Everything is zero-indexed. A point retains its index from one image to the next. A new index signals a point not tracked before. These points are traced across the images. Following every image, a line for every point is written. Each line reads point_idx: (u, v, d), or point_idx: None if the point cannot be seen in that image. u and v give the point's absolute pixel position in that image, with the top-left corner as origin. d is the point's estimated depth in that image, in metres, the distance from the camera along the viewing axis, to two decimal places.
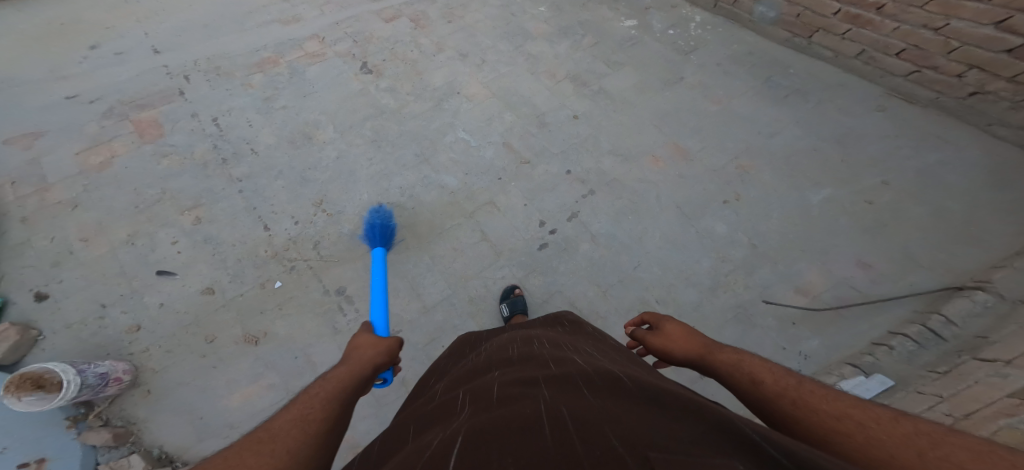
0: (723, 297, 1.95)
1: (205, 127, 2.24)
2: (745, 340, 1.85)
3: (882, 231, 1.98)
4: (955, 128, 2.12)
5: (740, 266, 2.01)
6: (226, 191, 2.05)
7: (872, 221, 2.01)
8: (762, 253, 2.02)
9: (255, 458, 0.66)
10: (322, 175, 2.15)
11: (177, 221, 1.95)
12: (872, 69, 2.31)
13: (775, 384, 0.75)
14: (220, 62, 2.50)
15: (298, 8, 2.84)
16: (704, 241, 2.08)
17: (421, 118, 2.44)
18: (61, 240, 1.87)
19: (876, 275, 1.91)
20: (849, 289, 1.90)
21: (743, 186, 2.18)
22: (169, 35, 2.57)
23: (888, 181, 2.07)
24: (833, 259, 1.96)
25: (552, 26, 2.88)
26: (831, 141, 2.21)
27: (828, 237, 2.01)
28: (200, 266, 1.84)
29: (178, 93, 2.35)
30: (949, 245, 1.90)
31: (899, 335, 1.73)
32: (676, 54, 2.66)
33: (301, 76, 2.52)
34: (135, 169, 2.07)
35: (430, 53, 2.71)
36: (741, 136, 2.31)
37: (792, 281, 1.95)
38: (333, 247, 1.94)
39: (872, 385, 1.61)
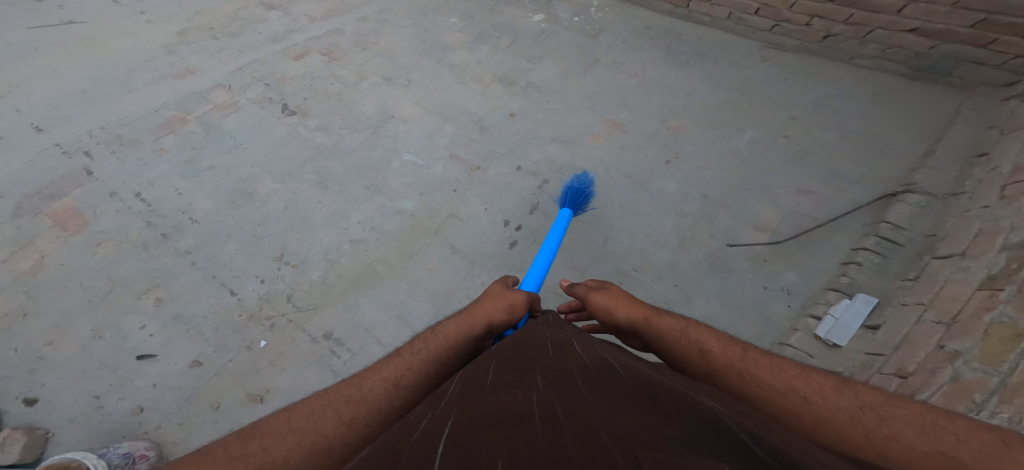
0: (694, 251, 2.03)
1: (130, 205, 2.12)
2: (727, 285, 1.94)
3: (807, 158, 2.18)
4: (826, 65, 2.42)
5: (699, 218, 2.11)
6: (179, 265, 1.97)
7: (794, 151, 2.21)
8: (714, 201, 2.14)
9: (334, 417, 0.69)
10: (277, 228, 2.11)
11: (139, 306, 1.86)
12: (742, 29, 2.63)
13: (721, 356, 0.80)
14: (121, 130, 2.37)
15: (192, 57, 2.73)
16: (660, 202, 2.18)
17: (361, 149, 2.42)
18: (25, 348, 1.76)
19: (819, 198, 2.07)
20: (801, 217, 2.03)
21: (678, 144, 2.33)
22: (45, 110, 2.41)
23: (794, 116, 2.31)
24: (777, 192, 2.12)
25: (467, 35, 2.95)
26: (737, 92, 2.43)
27: (765, 174, 2.18)
28: (181, 344, 1.79)
29: (87, 172, 2.21)
30: (866, 160, 2.12)
31: (861, 250, 1.88)
32: (587, 38, 2.84)
33: (218, 130, 2.44)
34: (72, 264, 1.95)
35: (353, 83, 2.70)
36: (660, 101, 2.50)
37: (748, 221, 2.07)
38: (308, 297, 1.93)
39: (860, 305, 1.72)
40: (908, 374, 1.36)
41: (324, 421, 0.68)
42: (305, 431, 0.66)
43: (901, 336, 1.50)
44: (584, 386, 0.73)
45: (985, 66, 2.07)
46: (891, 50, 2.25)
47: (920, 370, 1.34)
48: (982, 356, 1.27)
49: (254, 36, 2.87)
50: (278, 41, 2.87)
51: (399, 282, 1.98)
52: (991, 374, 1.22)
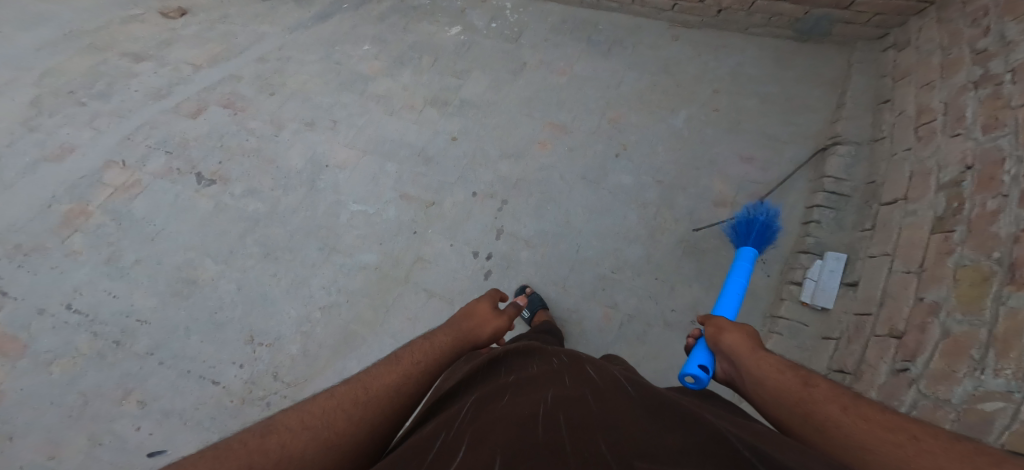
0: (664, 239, 2.09)
1: (67, 319, 2.05)
2: (702, 266, 2.02)
3: (740, 127, 2.25)
4: (727, 37, 2.48)
5: (660, 204, 2.15)
6: (146, 367, 1.97)
7: (727, 122, 2.27)
8: (670, 185, 2.18)
9: (345, 416, 0.76)
10: (234, 311, 2.07)
11: (123, 412, 1.89)
12: (647, 10, 2.60)
13: (828, 390, 0.75)
14: (17, 237, 2.23)
15: (65, 132, 2.52)
16: (619, 196, 2.20)
17: (302, 210, 2.29)
18: (31, 465, 1.79)
19: (761, 164, 2.15)
20: (752, 185, 2.11)
21: (622, 134, 2.33)
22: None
23: (717, 89, 2.36)
24: (724, 165, 2.18)
25: (385, 60, 2.72)
26: (660, 72, 2.46)
27: (706, 149, 2.23)
28: (184, 435, 1.85)
29: (2, 294, 2.09)
30: (788, 123, 2.21)
31: (816, 208, 1.93)
32: (508, 41, 2.70)
33: (130, 217, 2.28)
34: (31, 388, 1.92)
35: (271, 134, 2.46)
36: (594, 93, 2.47)
37: (706, 197, 2.13)
38: (293, 370, 1.96)
39: (832, 264, 1.76)
40: (901, 333, 1.36)
41: (335, 420, 0.76)
42: (319, 426, 0.74)
43: (881, 293, 1.53)
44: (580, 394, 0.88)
45: (855, 23, 2.23)
46: (775, 18, 2.33)
47: (911, 327, 1.34)
48: (961, 305, 1.23)
49: (132, 95, 2.64)
50: (161, 98, 2.63)
51: (381, 337, 2.00)
52: (977, 324, 1.16)
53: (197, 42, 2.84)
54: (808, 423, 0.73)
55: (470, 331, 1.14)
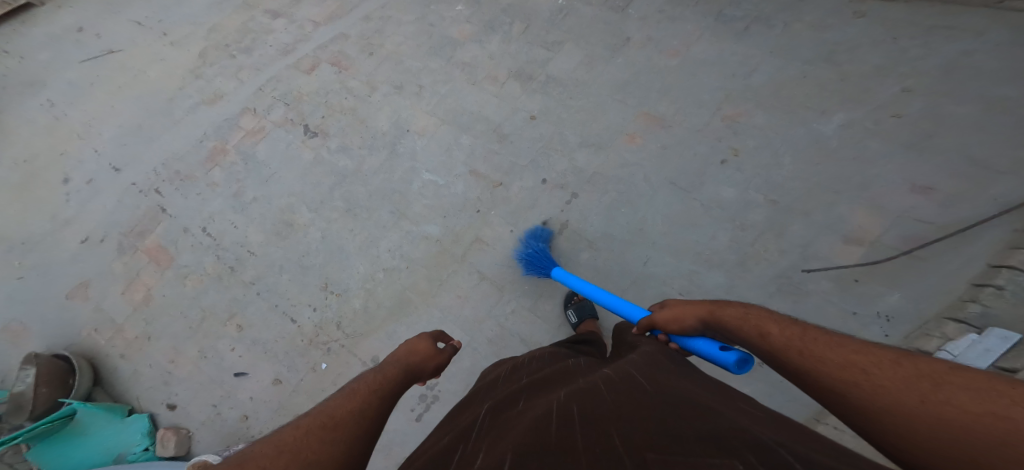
0: (757, 270, 1.66)
1: (200, 240, 2.02)
2: (801, 313, 1.59)
3: (928, 143, 1.66)
4: (963, 13, 1.79)
5: (765, 230, 1.70)
6: (248, 295, 1.91)
7: (910, 135, 1.68)
8: (786, 208, 1.71)
9: (315, 447, 0.73)
10: (317, 258, 1.92)
11: (225, 333, 1.88)
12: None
13: (782, 336, 0.77)
14: (177, 166, 2.16)
15: (215, 80, 2.31)
16: (714, 212, 1.77)
17: (382, 172, 2.03)
18: (157, 366, 1.89)
19: (943, 197, 1.58)
20: (916, 224, 1.57)
21: (736, 138, 1.85)
22: (115, 148, 2.24)
23: (910, 87, 1.74)
24: (880, 193, 1.65)
25: (477, 24, 2.24)
26: (820, 62, 1.88)
27: (861, 168, 1.69)
28: (264, 364, 1.82)
29: (161, 210, 2.09)
30: (1015, 146, 1.57)
31: (1005, 268, 1.39)
32: (614, 11, 2.15)
33: (254, 160, 2.12)
34: (170, 297, 1.96)
35: (365, 95, 2.18)
36: (712, 81, 1.96)
37: (835, 230, 1.64)
38: (354, 323, 1.81)
39: (992, 343, 1.25)
40: None
41: (308, 449, 0.72)
42: (290, 454, 0.71)
43: None
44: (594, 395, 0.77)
45: None
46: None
47: None
48: None
49: (264, 51, 2.34)
50: (286, 53, 2.32)
51: (431, 311, 1.80)
52: None
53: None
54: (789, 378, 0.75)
55: (415, 367, 0.97)
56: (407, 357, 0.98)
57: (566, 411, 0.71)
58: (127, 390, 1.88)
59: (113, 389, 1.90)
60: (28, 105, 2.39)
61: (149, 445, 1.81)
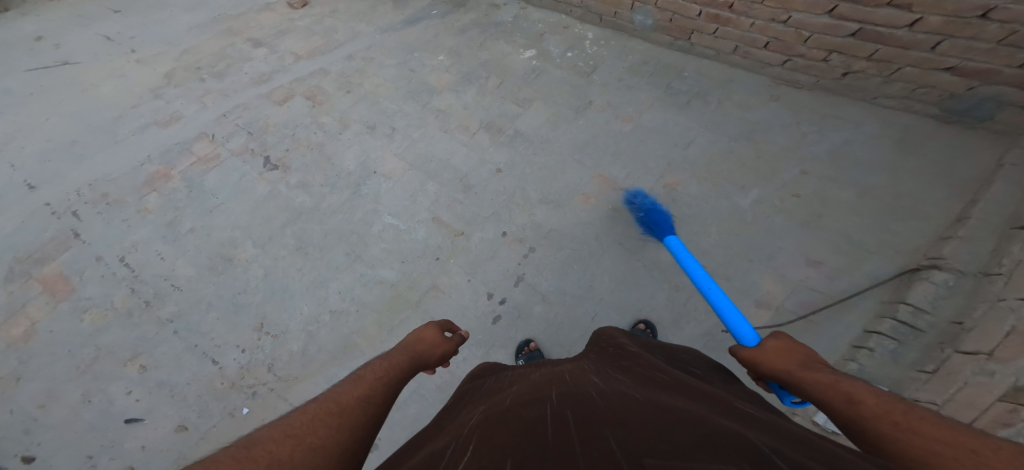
0: (689, 328, 1.75)
1: (113, 271, 1.78)
2: None
3: (819, 222, 1.87)
4: (845, 106, 2.08)
5: (695, 291, 1.81)
6: (161, 334, 1.67)
7: (803, 214, 1.89)
8: (713, 272, 1.83)
9: (320, 431, 0.79)
10: (254, 296, 1.76)
11: (122, 374, 1.60)
12: (750, 63, 2.25)
13: (877, 406, 0.77)
14: (107, 187, 1.96)
15: (174, 102, 2.19)
16: (654, 273, 1.85)
17: (341, 212, 1.92)
18: (20, 411, 1.55)
19: (829, 271, 1.77)
20: (808, 293, 1.75)
21: (675, 205, 1.98)
22: (36, 162, 2.03)
23: (807, 170, 1.98)
24: (783, 263, 1.81)
25: (455, 74, 2.26)
26: (741, 139, 2.11)
27: (770, 241, 1.87)
28: (166, 409, 1.55)
29: (74, 235, 1.84)
30: (881, 230, 1.81)
31: (875, 334, 1.60)
32: (580, 76, 2.29)
33: (201, 187, 1.97)
34: (60, 331, 1.66)
35: (336, 131, 2.09)
36: (656, 149, 2.12)
37: (749, 294, 1.78)
38: (289, 366, 1.64)
39: None
40: None
41: (317, 431, 0.79)
42: (301, 437, 0.77)
43: None
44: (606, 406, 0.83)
45: None
46: (922, 90, 1.90)
47: None
48: None
49: (238, 78, 2.27)
50: (261, 82, 2.25)
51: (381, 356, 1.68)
52: None
53: (302, 33, 2.45)
54: (870, 439, 0.76)
55: (421, 354, 1.09)
56: (416, 345, 1.10)
57: (558, 409, 0.85)
58: None
59: None
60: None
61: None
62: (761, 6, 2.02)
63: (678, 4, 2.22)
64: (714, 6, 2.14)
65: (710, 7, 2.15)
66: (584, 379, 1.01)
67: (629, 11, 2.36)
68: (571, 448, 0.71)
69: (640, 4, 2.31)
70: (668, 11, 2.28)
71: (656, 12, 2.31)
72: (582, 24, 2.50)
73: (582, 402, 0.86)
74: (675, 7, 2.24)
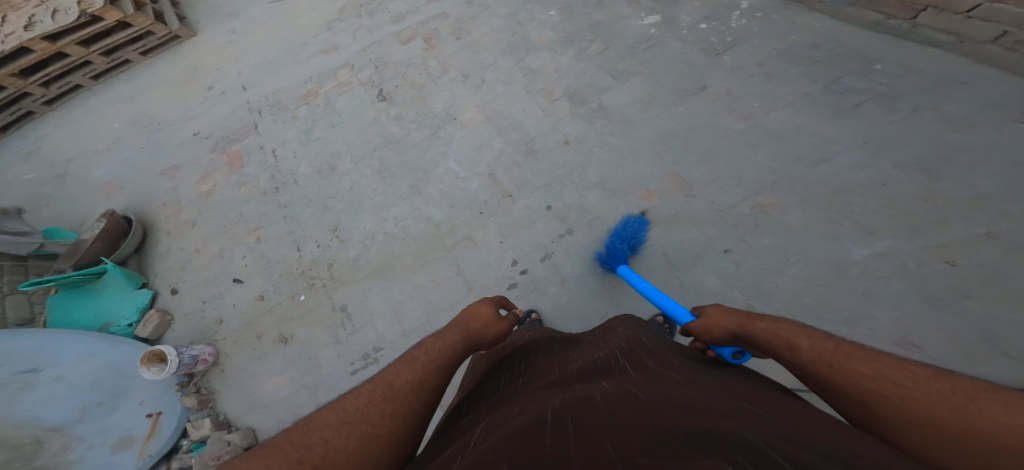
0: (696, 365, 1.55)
1: (266, 159, 2.34)
2: None
3: (961, 303, 1.44)
4: None
5: None
6: (275, 216, 2.21)
7: (943, 287, 1.47)
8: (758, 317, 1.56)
9: (377, 414, 0.92)
10: (339, 203, 2.14)
11: (245, 240, 2.20)
12: (1017, 59, 1.62)
13: (810, 350, 0.83)
14: (281, 96, 2.47)
15: (339, 34, 2.54)
16: (687, 296, 1.65)
17: (419, 148, 2.11)
18: (183, 252, 2.25)
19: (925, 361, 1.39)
20: None
21: (755, 230, 1.68)
22: (252, 71, 2.58)
23: (995, 232, 1.49)
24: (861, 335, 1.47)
25: (559, 34, 2.17)
26: (916, 170, 1.63)
27: (864, 304, 1.51)
28: (257, 279, 2.11)
29: (254, 127, 2.43)
30: None
31: None
32: (704, 54, 1.98)
33: (332, 107, 2.34)
34: (224, 197, 2.32)
35: (435, 75, 2.24)
36: (764, 159, 1.77)
37: None
38: (342, 269, 2.02)
39: None
40: None
41: (373, 417, 0.91)
42: (355, 424, 0.89)
43: None
44: (629, 400, 0.87)
45: None
46: None
47: None
48: None
49: (383, 16, 2.52)
50: (397, 22, 2.46)
51: (406, 283, 1.92)
52: None
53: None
54: (815, 388, 0.82)
55: (474, 333, 1.21)
56: (470, 324, 1.22)
57: (554, 382, 1.01)
58: (150, 268, 2.25)
59: (143, 260, 2.27)
60: (219, 29, 2.77)
61: (134, 322, 2.11)
62: None
63: None
64: None
65: None
66: (566, 373, 1.05)
67: None
68: (568, 440, 0.76)
69: None
70: None
71: None
72: None
73: (571, 377, 1.02)
74: None
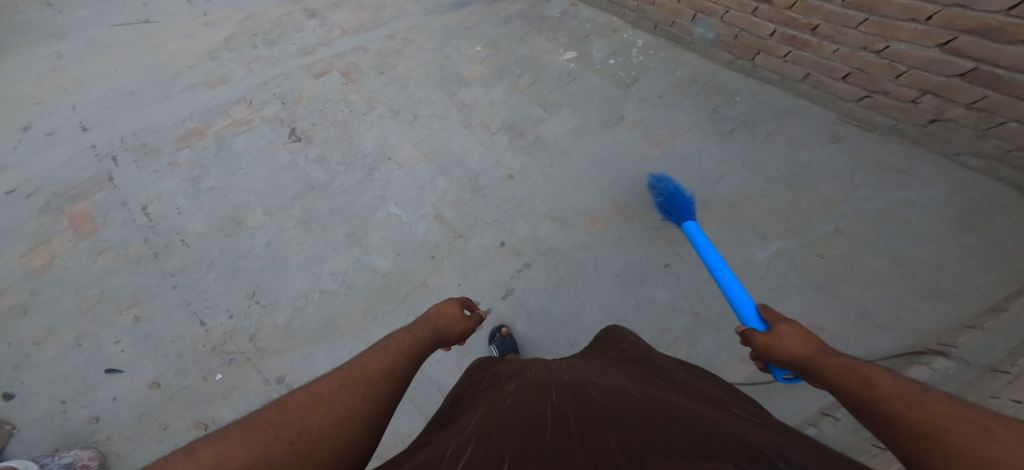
0: None
1: (134, 218, 1.89)
2: None
3: (837, 287, 1.74)
4: (916, 155, 1.84)
5: (682, 338, 1.72)
6: (160, 287, 1.77)
7: (823, 277, 1.76)
8: (705, 321, 1.73)
9: (351, 398, 0.82)
10: (254, 263, 1.83)
11: (118, 321, 1.72)
12: (819, 94, 1.99)
13: (888, 388, 0.74)
14: (148, 137, 2.07)
15: (227, 65, 2.27)
16: (644, 312, 1.77)
17: (350, 192, 1.96)
18: (16, 345, 1.67)
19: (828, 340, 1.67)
20: None
21: (685, 244, 1.86)
22: (96, 105, 2.15)
23: (842, 228, 1.81)
24: None
25: (488, 67, 2.25)
26: (780, 183, 1.93)
27: (775, 298, 1.77)
28: (146, 363, 1.65)
29: (108, 178, 1.96)
30: (900, 305, 1.66)
31: None
32: (618, 87, 2.19)
33: (229, 148, 2.05)
34: (76, 268, 1.80)
35: (361, 111, 2.14)
36: (680, 181, 1.98)
37: (736, 347, 1.68)
38: (270, 337, 1.70)
39: None
40: None
41: (344, 402, 0.81)
42: (331, 405, 0.79)
43: None
44: (619, 395, 0.88)
45: None
46: (1018, 153, 1.63)
47: None
48: None
49: (286, 47, 2.34)
50: (305, 53, 2.31)
51: (357, 342, 1.70)
52: None
53: (353, 7, 2.50)
54: (875, 423, 0.74)
55: (441, 329, 1.14)
56: (436, 319, 1.15)
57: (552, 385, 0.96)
58: None
59: None
60: (36, 54, 2.31)
61: None
62: (854, 31, 1.74)
63: (749, 21, 2.00)
64: (793, 27, 1.89)
65: (789, 27, 1.90)
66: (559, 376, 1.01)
67: (690, 22, 2.18)
68: (572, 443, 0.71)
69: (703, 15, 2.12)
70: (735, 27, 2.06)
71: (722, 26, 2.10)
72: (634, 30, 2.37)
73: (562, 379, 0.99)
74: (744, 23, 2.02)
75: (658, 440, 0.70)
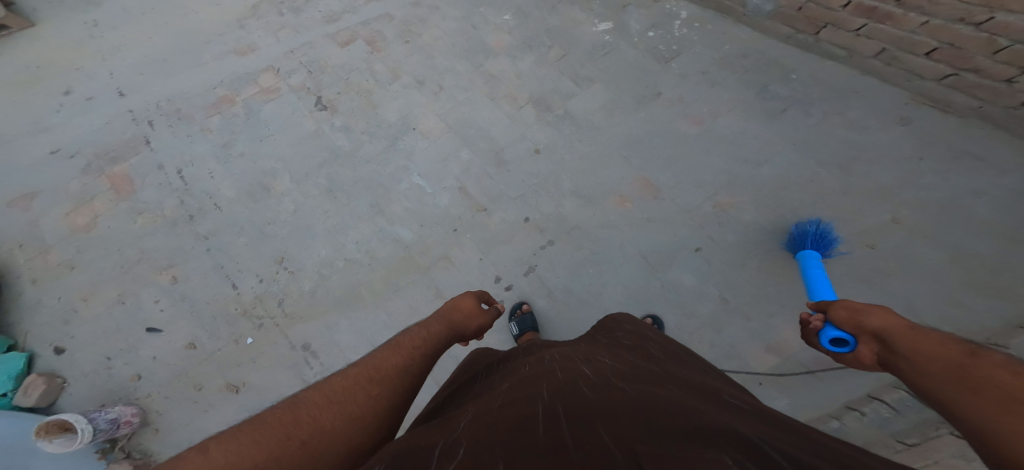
0: None
1: (169, 181, 1.95)
2: None
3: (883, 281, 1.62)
4: (993, 138, 1.65)
5: (707, 324, 1.66)
6: (194, 249, 1.85)
7: (869, 269, 1.64)
8: (734, 309, 1.66)
9: (362, 397, 0.80)
10: (282, 230, 1.87)
11: (156, 281, 1.81)
12: (892, 71, 1.78)
13: (994, 360, 0.62)
14: (181, 103, 2.11)
15: (254, 33, 2.25)
16: (669, 295, 1.71)
17: (374, 162, 1.95)
18: (66, 301, 1.80)
19: None
20: None
21: (719, 228, 1.76)
22: (129, 72, 2.18)
23: (898, 218, 1.67)
24: None
25: (516, 37, 2.14)
26: (831, 167, 1.77)
27: None
28: (182, 324, 1.75)
29: (144, 142, 2.02)
30: (951, 301, 1.54)
31: (876, 400, 1.40)
32: (655, 60, 2.04)
33: (257, 116, 2.07)
34: (117, 228, 1.89)
35: (385, 81, 2.09)
36: (718, 161, 1.85)
37: (763, 337, 1.62)
38: (296, 303, 1.76)
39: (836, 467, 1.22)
40: None
41: (355, 401, 0.79)
42: (342, 404, 0.78)
43: None
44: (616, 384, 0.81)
45: None
46: None
47: None
48: None
49: (311, 14, 2.28)
50: (329, 21, 2.25)
51: (378, 311, 1.73)
52: None
53: None
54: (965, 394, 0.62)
55: (457, 325, 1.11)
56: (453, 315, 1.12)
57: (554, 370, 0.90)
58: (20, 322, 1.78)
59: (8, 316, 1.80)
60: (73, 19, 2.35)
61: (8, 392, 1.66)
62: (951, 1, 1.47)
63: None
64: None
65: None
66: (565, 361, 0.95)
67: None
68: (562, 430, 0.65)
69: None
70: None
71: None
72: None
73: (565, 365, 0.93)
74: None
75: (652, 430, 0.63)
